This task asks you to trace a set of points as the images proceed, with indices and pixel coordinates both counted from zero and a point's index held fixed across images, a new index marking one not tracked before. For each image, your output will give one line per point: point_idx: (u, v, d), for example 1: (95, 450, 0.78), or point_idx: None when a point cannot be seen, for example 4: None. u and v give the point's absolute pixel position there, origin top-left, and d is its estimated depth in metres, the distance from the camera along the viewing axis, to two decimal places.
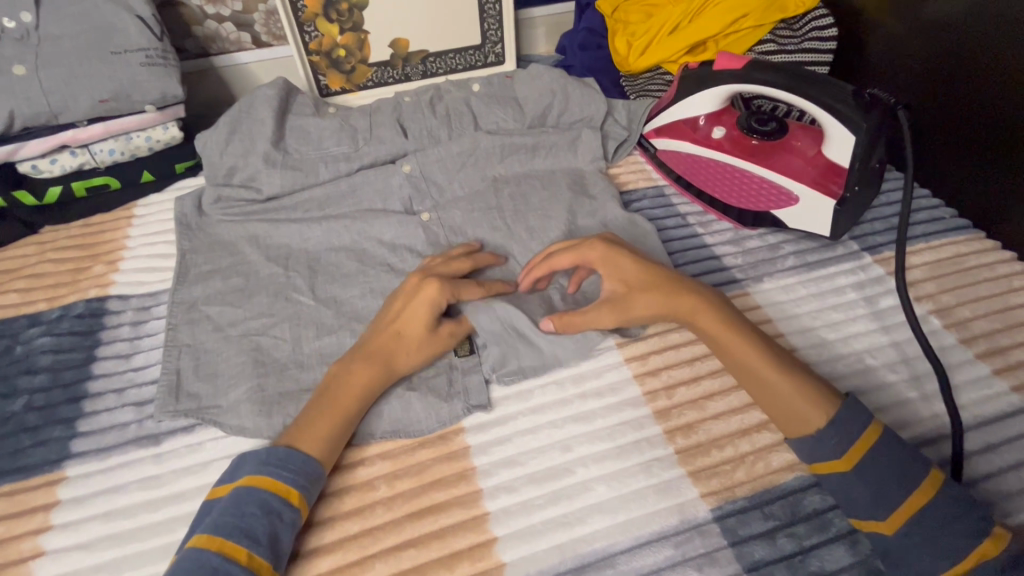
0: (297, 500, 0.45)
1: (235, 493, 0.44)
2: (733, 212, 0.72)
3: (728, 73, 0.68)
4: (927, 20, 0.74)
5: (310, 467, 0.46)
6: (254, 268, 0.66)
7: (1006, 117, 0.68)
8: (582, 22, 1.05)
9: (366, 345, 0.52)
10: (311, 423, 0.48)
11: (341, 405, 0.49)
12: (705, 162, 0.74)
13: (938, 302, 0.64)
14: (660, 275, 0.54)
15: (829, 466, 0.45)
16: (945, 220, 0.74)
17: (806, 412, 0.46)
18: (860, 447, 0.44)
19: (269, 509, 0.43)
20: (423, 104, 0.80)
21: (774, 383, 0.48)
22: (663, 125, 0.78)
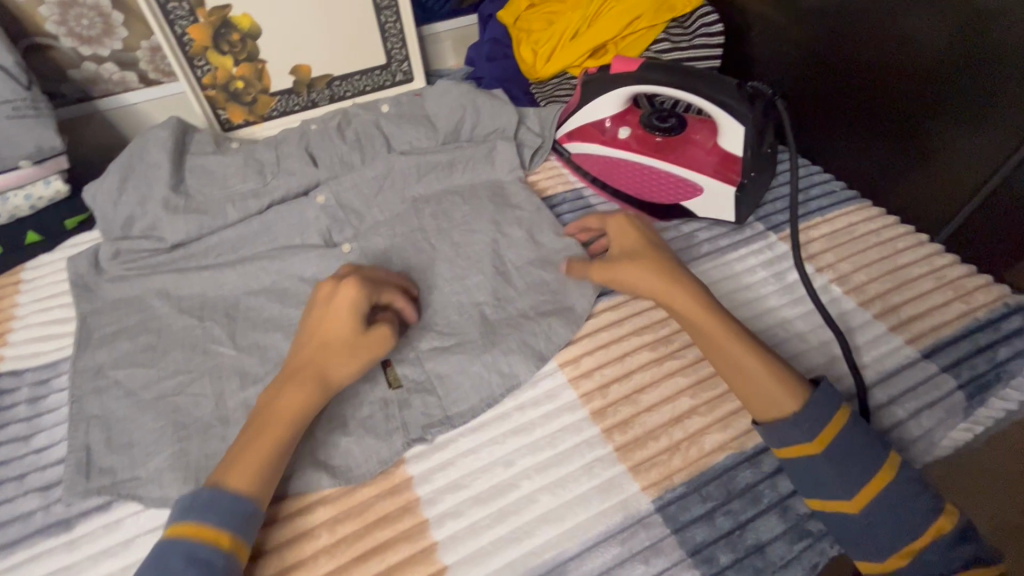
0: (229, 543, 0.42)
1: (162, 545, 0.41)
2: (649, 206, 0.75)
3: (624, 75, 0.71)
4: (815, 15, 0.81)
5: (240, 505, 0.43)
6: (166, 322, 0.62)
7: (879, 97, 0.77)
8: (487, 34, 1.05)
9: (294, 366, 0.50)
10: (251, 454, 0.45)
11: (274, 431, 0.46)
12: (615, 162, 0.76)
13: (837, 270, 0.69)
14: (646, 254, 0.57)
15: (797, 449, 0.45)
16: (836, 193, 0.81)
17: (777, 397, 0.47)
18: (830, 429, 0.45)
19: (197, 559, 0.40)
20: (332, 131, 0.78)
21: (749, 369, 0.48)
22: (573, 129, 0.80)
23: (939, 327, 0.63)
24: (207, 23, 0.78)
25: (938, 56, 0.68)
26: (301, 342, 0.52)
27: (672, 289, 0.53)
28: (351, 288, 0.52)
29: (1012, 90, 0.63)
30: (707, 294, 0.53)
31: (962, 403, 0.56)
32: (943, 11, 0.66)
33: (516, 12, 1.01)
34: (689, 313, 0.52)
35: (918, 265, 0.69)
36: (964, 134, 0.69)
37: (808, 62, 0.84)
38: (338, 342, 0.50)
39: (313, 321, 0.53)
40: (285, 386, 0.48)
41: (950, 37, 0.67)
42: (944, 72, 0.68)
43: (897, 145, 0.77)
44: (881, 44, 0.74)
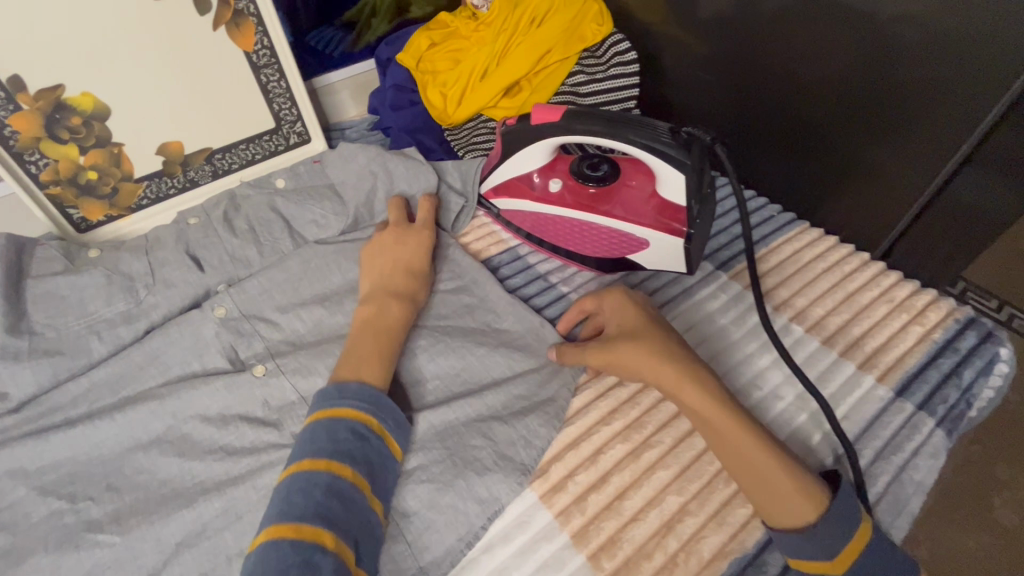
0: (378, 427, 0.46)
1: (320, 424, 0.44)
2: (593, 261, 0.69)
3: (547, 125, 0.64)
4: (727, 36, 0.78)
5: (383, 400, 0.48)
6: (19, 514, 0.48)
7: (801, 117, 0.76)
8: (388, 79, 0.94)
9: (387, 289, 0.58)
10: (373, 350, 0.52)
11: (385, 332, 0.54)
12: (550, 218, 0.69)
13: (794, 307, 0.66)
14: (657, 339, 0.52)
15: (812, 567, 0.42)
16: (775, 218, 0.78)
17: (797, 508, 0.42)
18: (850, 550, 0.41)
19: (359, 435, 0.44)
20: (217, 222, 0.66)
21: (768, 476, 0.43)
22: (500, 183, 0.72)
23: (904, 357, 0.60)
24: (34, 110, 0.63)
25: (847, 76, 0.68)
26: (387, 271, 0.60)
27: (687, 382, 0.48)
28: (427, 235, 0.64)
29: (920, 101, 0.63)
30: (722, 387, 0.48)
31: (941, 443, 0.54)
32: (844, 31, 0.66)
33: (417, 53, 0.91)
34: (704, 411, 0.47)
35: (869, 289, 0.68)
36: (884, 146, 0.69)
37: (724, 87, 0.83)
38: (419, 272, 0.61)
39: (396, 252, 0.61)
40: (388, 300, 0.56)
41: (861, 59, 0.66)
42: (854, 89, 0.68)
43: (825, 163, 0.77)
44: (796, 66, 0.73)
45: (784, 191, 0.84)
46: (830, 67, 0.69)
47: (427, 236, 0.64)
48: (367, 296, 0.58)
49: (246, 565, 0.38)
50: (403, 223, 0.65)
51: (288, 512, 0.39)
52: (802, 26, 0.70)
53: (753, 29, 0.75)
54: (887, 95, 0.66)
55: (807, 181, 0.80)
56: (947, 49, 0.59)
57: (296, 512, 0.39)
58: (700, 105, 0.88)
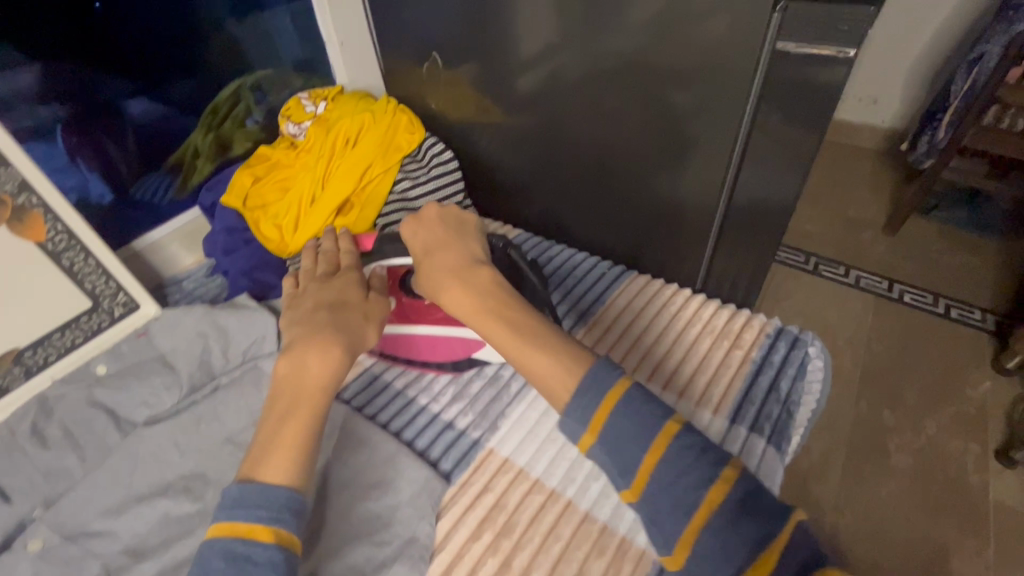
0: (267, 533, 0.43)
1: (208, 542, 0.43)
2: (446, 364, 0.68)
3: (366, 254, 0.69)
4: (528, 105, 0.86)
5: (276, 495, 0.45)
6: None
7: (609, 165, 0.83)
8: (216, 223, 0.93)
9: (312, 331, 0.54)
10: (289, 434, 0.48)
11: (310, 400, 0.50)
12: (395, 335, 0.68)
13: (634, 358, 0.71)
14: (437, 261, 0.58)
15: (582, 446, 0.45)
16: (608, 273, 0.85)
17: (552, 386, 0.48)
18: (599, 417, 0.44)
19: (234, 556, 0.42)
20: (24, 437, 0.60)
21: (519, 359, 0.50)
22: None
23: (732, 383, 0.67)
24: None
25: (637, 123, 0.76)
26: (311, 315, 0.56)
27: (451, 285, 0.55)
28: (354, 271, 0.62)
29: (697, 130, 0.72)
30: (483, 287, 0.54)
31: (773, 459, 0.61)
32: (614, 101, 0.77)
33: (242, 192, 0.92)
34: (464, 310, 0.54)
35: (694, 324, 0.75)
36: (683, 174, 0.77)
37: (537, 162, 0.91)
38: (356, 304, 0.58)
39: (325, 293, 0.59)
40: (307, 353, 0.52)
41: (638, 105, 0.75)
42: (641, 130, 0.77)
43: (643, 203, 0.84)
44: (589, 120, 0.81)
45: (620, 237, 0.91)
46: (615, 132, 0.79)
47: (354, 275, 0.61)
48: (286, 349, 0.53)
49: None
50: (325, 268, 0.62)
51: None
52: (591, 88, 0.77)
53: (546, 98, 0.83)
54: (672, 138, 0.75)
55: (632, 225, 0.88)
56: (693, 103, 0.70)
57: None
58: (524, 181, 0.95)
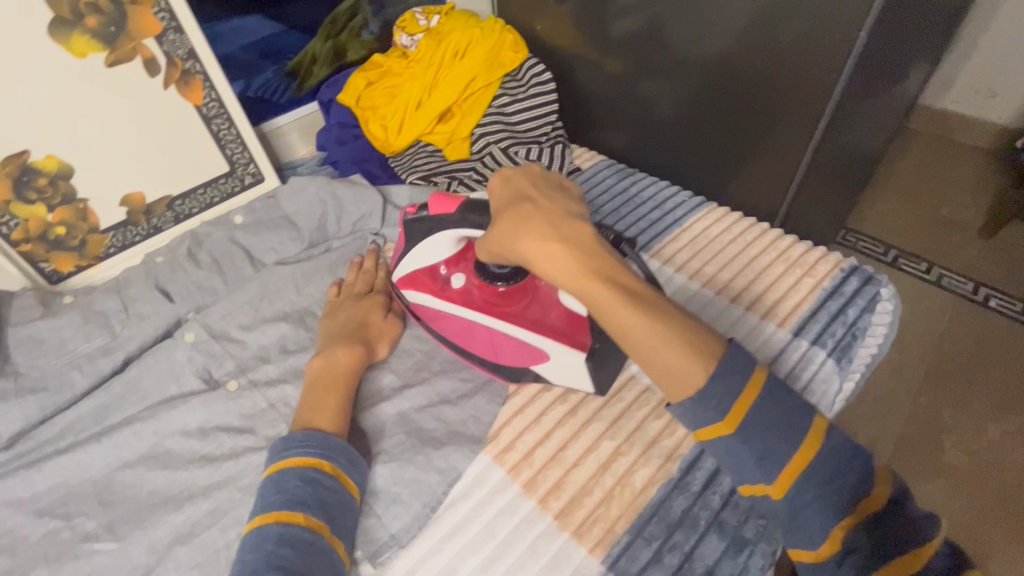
0: (331, 467, 0.49)
1: (271, 479, 0.48)
2: (504, 369, 0.60)
3: (444, 218, 0.56)
4: (625, 39, 0.89)
5: (334, 441, 0.51)
6: (20, 534, 0.53)
7: (699, 103, 0.85)
8: (332, 118, 1.03)
9: (339, 339, 0.61)
10: (329, 402, 0.55)
11: (339, 384, 0.57)
12: (450, 316, 0.62)
13: (705, 275, 0.76)
14: (523, 211, 0.47)
15: (715, 432, 0.41)
16: (687, 203, 0.88)
17: (678, 363, 0.42)
18: (745, 400, 0.41)
19: (309, 479, 0.48)
20: (182, 258, 0.72)
21: (641, 332, 0.43)
22: (405, 274, 0.63)
23: (800, 304, 0.70)
24: (3, 175, 0.69)
25: (735, 61, 0.78)
26: (340, 326, 0.63)
27: (542, 242, 0.46)
28: (379, 291, 0.68)
29: (795, 71, 0.73)
30: (592, 248, 0.45)
31: (831, 371, 0.64)
32: (718, 32, 0.77)
33: (356, 91, 1.00)
34: (567, 273, 0.45)
35: (768, 252, 0.78)
36: (774, 118, 0.78)
37: (629, 92, 0.94)
38: (376, 322, 0.64)
39: (348, 309, 0.65)
40: (336, 348, 0.59)
41: (738, 42, 0.76)
42: (739, 68, 0.78)
43: (727, 143, 0.86)
44: (690, 55, 0.82)
45: (697, 176, 0.94)
46: (708, 68, 0.81)
47: (380, 297, 0.67)
48: (320, 350, 0.61)
49: (242, 547, 0.45)
50: (356, 285, 0.68)
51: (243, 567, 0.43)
52: (693, 22, 0.79)
53: (645, 30, 0.85)
54: (770, 78, 0.76)
55: (711, 165, 0.91)
56: (801, 36, 0.70)
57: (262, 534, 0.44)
58: (614, 111, 0.99)
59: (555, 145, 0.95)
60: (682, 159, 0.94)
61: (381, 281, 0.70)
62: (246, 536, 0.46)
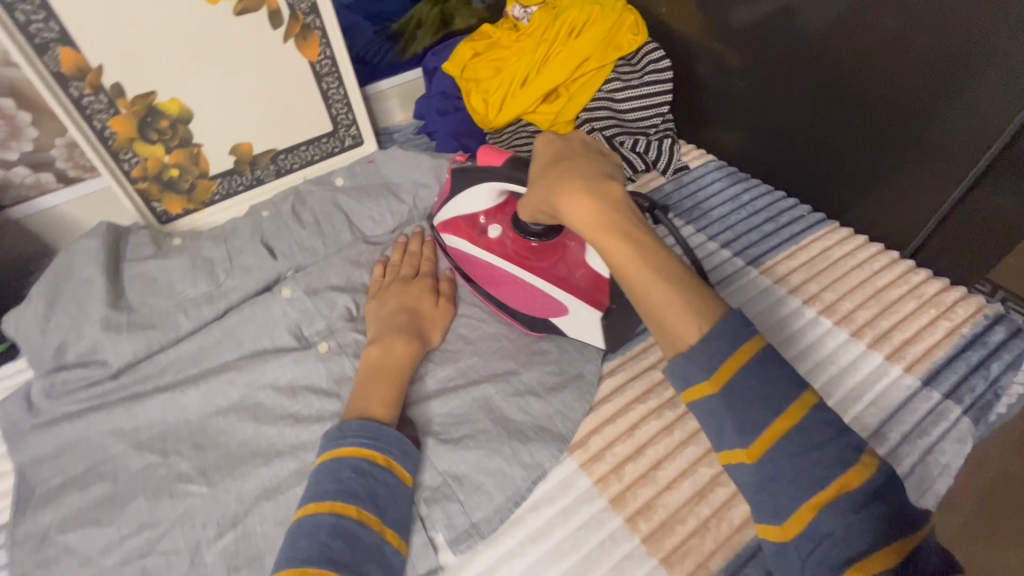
0: (383, 459, 0.47)
1: (325, 466, 0.46)
2: (526, 320, 0.62)
3: (487, 170, 0.59)
4: (755, 34, 0.81)
5: (387, 431, 0.49)
6: (123, 462, 0.55)
7: (832, 111, 0.77)
8: (433, 87, 1.01)
9: (391, 328, 0.59)
10: (384, 392, 0.53)
11: (393, 374, 0.55)
12: (482, 263, 0.64)
13: (823, 301, 0.69)
14: (565, 166, 0.50)
15: (698, 390, 0.40)
16: (804, 217, 0.81)
17: (671, 318, 0.42)
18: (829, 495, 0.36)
19: (362, 472, 0.45)
20: (286, 214, 0.72)
21: (641, 286, 0.44)
22: (448, 219, 0.66)
23: (933, 348, 0.63)
24: (130, 113, 0.71)
25: (885, 68, 0.69)
26: (391, 313, 0.61)
27: (573, 192, 0.47)
28: (428, 274, 0.66)
29: (960, 85, 0.63)
30: (618, 203, 0.46)
31: (967, 430, 0.57)
32: (873, 32, 0.68)
33: (462, 62, 0.97)
34: (588, 223, 0.46)
35: (897, 286, 0.70)
36: (923, 136, 0.69)
37: (749, 90, 0.86)
38: (426, 309, 0.63)
39: (399, 296, 0.63)
40: (394, 339, 0.58)
41: (894, 46, 0.67)
42: (889, 76, 0.69)
43: (858, 159, 0.77)
44: (830, 56, 0.74)
45: (814, 192, 0.85)
46: (851, 72, 0.72)
47: (427, 283, 0.65)
48: (372, 338, 0.59)
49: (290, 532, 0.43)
50: (405, 267, 0.67)
51: (295, 556, 0.41)
52: (842, 19, 0.70)
53: (781, 24, 0.77)
54: (926, 90, 0.66)
55: (833, 180, 0.81)
56: (972, 49, 0.61)
57: (314, 522, 0.42)
58: (731, 109, 0.90)
59: (664, 139, 0.90)
60: (799, 170, 0.85)
61: (429, 263, 0.68)
62: (297, 520, 0.44)
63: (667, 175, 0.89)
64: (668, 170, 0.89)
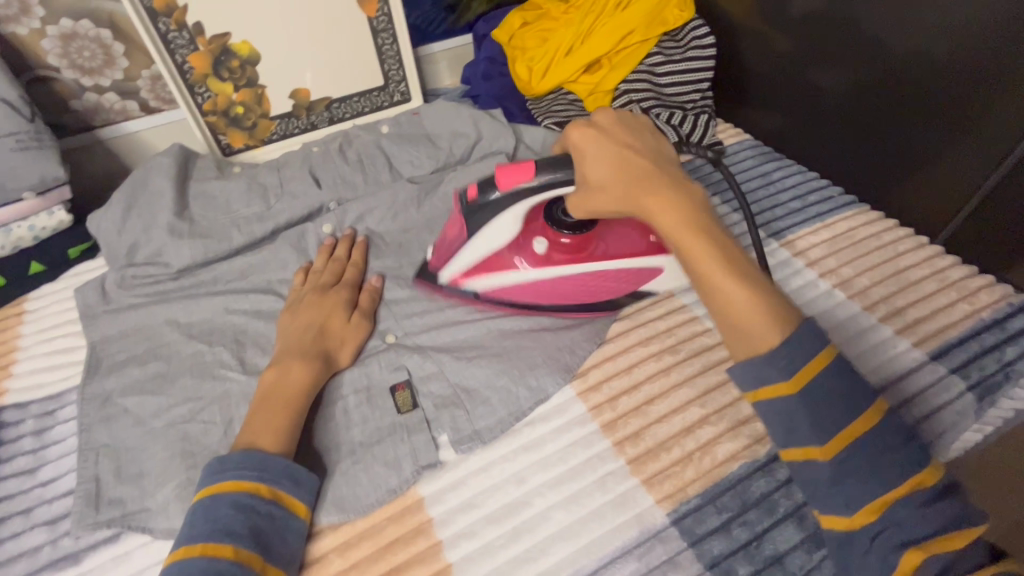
0: (269, 492, 0.46)
1: (201, 505, 0.45)
2: (601, 304, 0.63)
3: (516, 188, 0.53)
4: (798, 15, 0.81)
5: (277, 463, 0.47)
6: (174, 348, 0.62)
7: (870, 96, 0.76)
8: (482, 53, 1.05)
9: (297, 350, 0.56)
10: (278, 419, 0.50)
11: (289, 400, 0.52)
12: (545, 283, 0.61)
13: (840, 275, 0.70)
14: (631, 161, 0.47)
15: (770, 392, 0.41)
16: (833, 199, 0.81)
17: (756, 327, 0.41)
18: (847, 437, 0.39)
19: (242, 507, 0.44)
20: (334, 153, 0.79)
21: (726, 292, 0.42)
22: (466, 261, 0.61)
23: (945, 329, 0.63)
24: (207, 51, 0.79)
25: (929, 50, 0.68)
26: (299, 333, 0.58)
27: (652, 192, 0.46)
28: (343, 290, 0.63)
29: (1007, 66, 0.62)
30: (694, 204, 0.46)
31: (968, 405, 0.57)
32: (940, 18, 0.66)
33: (511, 30, 1.01)
34: (668, 224, 0.45)
35: (920, 268, 0.70)
36: (964, 120, 0.68)
37: (792, 71, 0.85)
38: (337, 329, 0.59)
39: (309, 312, 0.60)
40: (292, 361, 0.54)
41: (940, 27, 0.66)
42: (933, 58, 0.68)
43: (894, 145, 0.76)
44: (874, 39, 0.73)
45: (847, 178, 0.84)
46: (893, 54, 0.72)
47: (344, 293, 0.63)
48: (273, 359, 0.56)
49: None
50: (322, 283, 0.64)
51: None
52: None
53: (824, 5, 0.77)
54: (970, 72, 0.66)
55: (867, 166, 0.81)
56: None
57: (186, 564, 0.41)
58: (772, 89, 0.90)
59: (700, 115, 0.91)
60: (833, 156, 0.85)
61: (349, 279, 0.65)
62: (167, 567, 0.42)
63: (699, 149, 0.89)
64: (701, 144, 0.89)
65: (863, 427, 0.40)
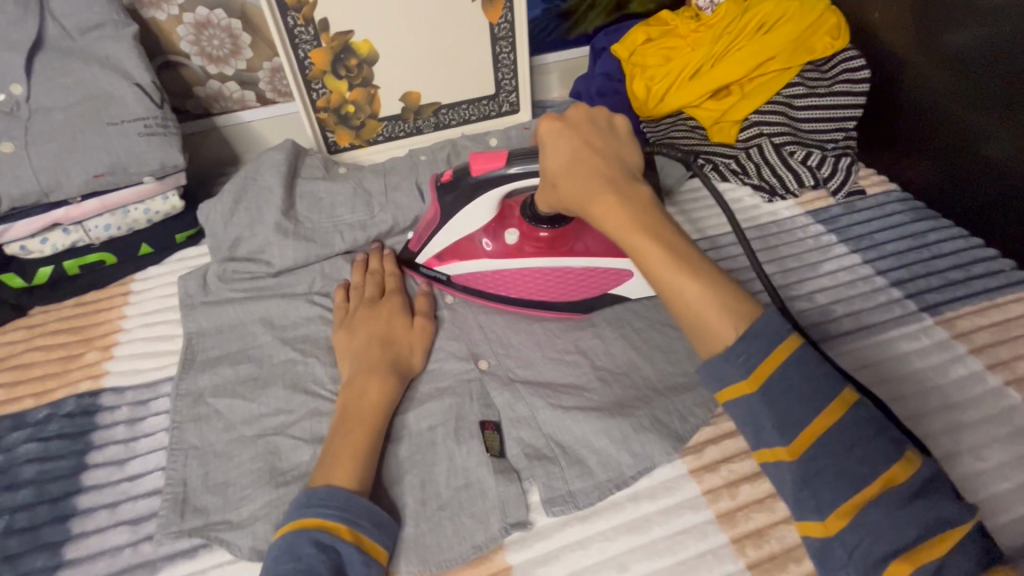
0: (352, 535, 0.43)
1: (284, 542, 0.42)
2: (574, 303, 0.61)
3: (492, 174, 0.53)
4: (972, 56, 0.70)
5: (356, 502, 0.44)
6: (266, 351, 0.60)
7: None
8: (597, 66, 1.00)
9: (364, 366, 0.53)
10: (354, 448, 0.47)
11: (367, 423, 0.49)
12: (521, 275, 0.61)
13: (1014, 370, 0.59)
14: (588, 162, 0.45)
15: (734, 391, 0.39)
16: (1004, 273, 0.69)
17: (709, 323, 0.41)
18: (808, 434, 0.38)
19: (324, 547, 0.41)
20: (442, 163, 0.75)
21: (683, 296, 0.41)
22: (444, 248, 0.62)
23: None
24: (329, 48, 0.78)
25: None
26: (368, 347, 0.55)
27: (600, 196, 0.44)
28: (398, 295, 0.60)
29: None
30: (644, 203, 0.44)
31: None
32: None
33: (632, 45, 0.94)
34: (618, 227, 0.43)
35: None
36: None
37: (955, 121, 0.73)
38: (402, 335, 0.57)
39: (370, 325, 0.57)
40: (368, 380, 0.52)
41: None
42: None
43: None
44: None
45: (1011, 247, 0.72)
46: None
47: (401, 300, 0.60)
48: (344, 378, 0.53)
49: None
50: (374, 292, 0.61)
51: None
52: None
53: (1009, 49, 0.66)
54: None
55: None
56: None
57: None
58: (928, 141, 0.78)
59: (841, 157, 0.81)
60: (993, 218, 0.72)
61: (393, 283, 0.62)
62: None
63: (837, 197, 0.80)
64: (840, 191, 0.79)
65: (827, 422, 0.38)
